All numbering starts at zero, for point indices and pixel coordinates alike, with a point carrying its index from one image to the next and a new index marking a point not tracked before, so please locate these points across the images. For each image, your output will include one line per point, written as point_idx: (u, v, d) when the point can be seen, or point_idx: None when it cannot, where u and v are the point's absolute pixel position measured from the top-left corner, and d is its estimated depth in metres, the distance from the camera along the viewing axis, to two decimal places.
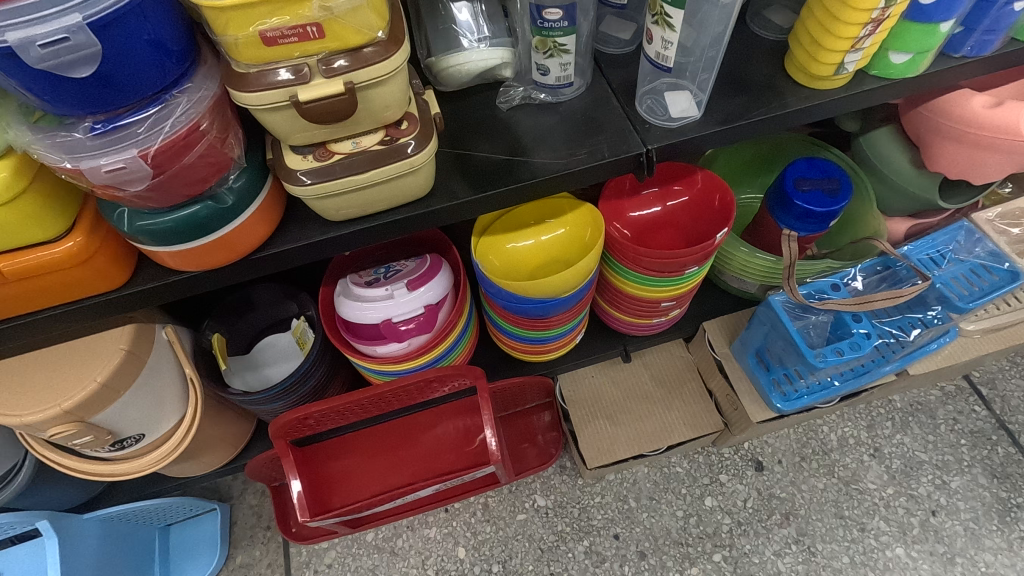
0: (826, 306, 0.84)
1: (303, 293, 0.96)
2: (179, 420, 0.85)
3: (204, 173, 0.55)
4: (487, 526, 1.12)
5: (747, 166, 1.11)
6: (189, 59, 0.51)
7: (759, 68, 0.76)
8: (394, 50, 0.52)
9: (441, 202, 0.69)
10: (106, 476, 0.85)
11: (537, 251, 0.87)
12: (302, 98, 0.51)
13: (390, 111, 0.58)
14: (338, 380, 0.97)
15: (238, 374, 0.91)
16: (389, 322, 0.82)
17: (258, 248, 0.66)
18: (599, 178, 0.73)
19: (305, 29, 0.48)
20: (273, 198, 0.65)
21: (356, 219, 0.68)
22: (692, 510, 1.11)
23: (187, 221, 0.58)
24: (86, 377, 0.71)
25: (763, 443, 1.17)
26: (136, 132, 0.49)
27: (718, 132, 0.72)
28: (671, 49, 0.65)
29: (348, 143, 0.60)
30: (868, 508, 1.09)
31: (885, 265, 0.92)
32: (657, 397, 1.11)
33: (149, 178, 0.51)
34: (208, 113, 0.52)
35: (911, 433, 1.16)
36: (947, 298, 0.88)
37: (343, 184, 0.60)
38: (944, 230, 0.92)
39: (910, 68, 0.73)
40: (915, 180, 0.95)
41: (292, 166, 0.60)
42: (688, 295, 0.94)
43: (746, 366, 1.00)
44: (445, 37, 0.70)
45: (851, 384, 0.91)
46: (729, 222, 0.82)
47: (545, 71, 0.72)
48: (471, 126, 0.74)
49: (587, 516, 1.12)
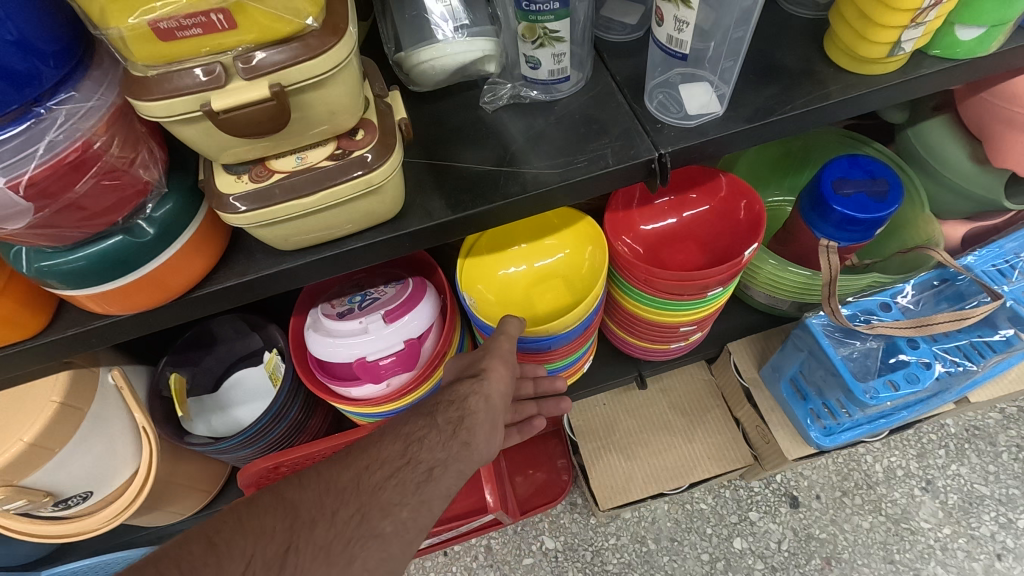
0: (877, 331, 0.71)
1: (274, 324, 0.86)
2: (135, 471, 0.75)
3: (107, 203, 0.45)
4: (490, 572, 1.01)
5: (774, 165, 0.98)
6: (71, 63, 0.40)
7: (793, 52, 0.64)
8: (332, 42, 0.41)
9: (413, 224, 0.57)
10: (56, 537, 0.75)
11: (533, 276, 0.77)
12: (216, 107, 0.40)
13: (339, 118, 0.47)
14: (315, 419, 0.87)
15: (202, 419, 0.81)
16: (365, 360, 0.71)
17: (197, 285, 0.56)
18: (604, 190, 0.61)
19: (209, 18, 0.37)
20: (211, 227, 0.54)
21: (312, 246, 0.57)
22: (719, 553, 0.99)
23: (99, 259, 0.48)
24: (11, 436, 0.62)
25: (799, 475, 1.04)
26: (6, 156, 0.39)
27: (746, 131, 0.60)
28: (687, 31, 0.53)
29: (291, 159, 0.49)
30: (922, 552, 0.96)
31: (943, 279, 0.78)
32: (677, 426, 0.99)
33: (32, 212, 0.41)
34: (105, 129, 0.42)
35: (968, 462, 1.03)
36: (1021, 317, 0.73)
37: (288, 209, 0.49)
38: (1012, 236, 0.78)
39: (981, 46, 0.60)
40: (976, 178, 0.81)
41: (223, 191, 0.49)
42: (711, 318, 0.81)
43: (779, 395, 0.87)
44: (415, 27, 0.59)
45: (903, 416, 0.80)
46: (760, 234, 0.69)
47: (535, 64, 0.60)
48: (451, 131, 0.63)
49: (601, 560, 1.00)
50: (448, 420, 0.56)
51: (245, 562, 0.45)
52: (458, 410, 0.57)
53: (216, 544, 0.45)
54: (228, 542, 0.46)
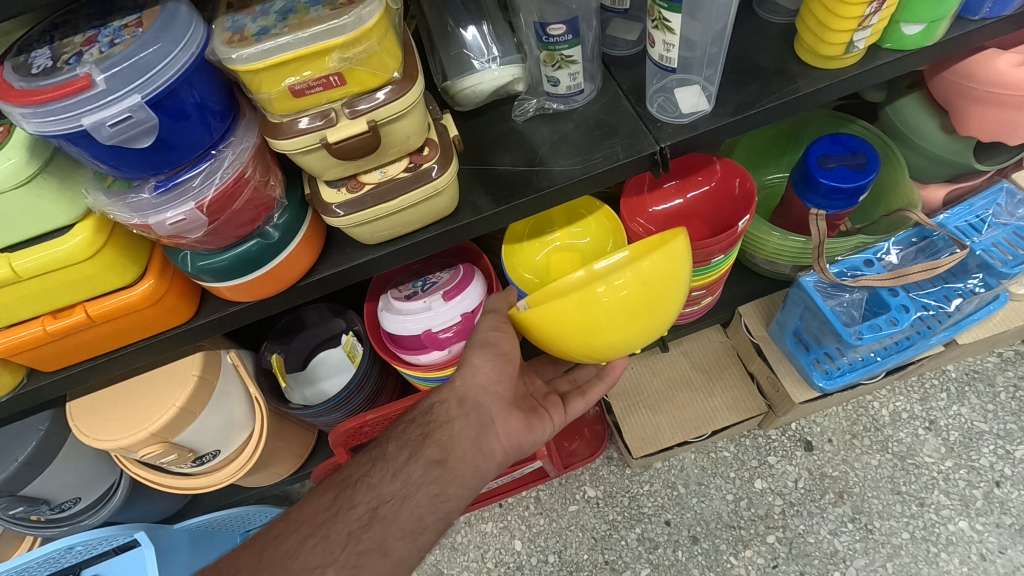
0: (861, 283, 0.84)
1: (350, 311, 1.03)
2: (250, 434, 0.93)
3: (252, 214, 0.62)
4: (541, 518, 1.15)
5: (771, 148, 1.11)
6: (231, 115, 0.57)
7: (769, 54, 0.77)
8: (409, 86, 0.56)
9: (467, 218, 0.72)
10: (191, 490, 0.94)
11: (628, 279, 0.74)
12: (331, 139, 0.56)
13: (411, 140, 0.63)
14: (387, 390, 1.03)
15: (298, 390, 0.99)
16: (430, 331, 0.87)
17: (305, 275, 0.71)
18: (617, 179, 0.75)
19: (328, 79, 0.52)
20: (315, 229, 0.70)
21: (390, 239, 0.72)
22: (742, 493, 1.11)
23: (241, 257, 0.64)
24: (167, 403, 0.80)
25: (811, 423, 1.16)
26: (192, 186, 0.56)
27: (731, 123, 0.73)
28: (673, 50, 0.67)
29: (377, 173, 0.65)
30: (926, 483, 1.08)
31: (921, 236, 0.91)
32: (698, 383, 1.12)
33: (206, 225, 0.58)
34: (251, 161, 0.59)
35: (968, 403, 1.13)
36: (990, 264, 0.88)
37: (375, 212, 0.65)
38: (982, 195, 0.91)
39: (925, 37, 0.72)
40: (947, 147, 0.93)
41: (328, 200, 0.65)
42: (718, 283, 0.95)
43: (785, 346, 1.00)
44: (458, 61, 0.74)
45: (893, 358, 0.93)
46: (752, 207, 0.83)
47: (556, 82, 0.74)
48: (491, 140, 0.78)
49: (637, 504, 1.13)
50: (414, 439, 0.69)
51: (282, 546, 0.61)
52: (435, 423, 0.70)
53: (262, 551, 0.61)
54: (278, 538, 0.62)
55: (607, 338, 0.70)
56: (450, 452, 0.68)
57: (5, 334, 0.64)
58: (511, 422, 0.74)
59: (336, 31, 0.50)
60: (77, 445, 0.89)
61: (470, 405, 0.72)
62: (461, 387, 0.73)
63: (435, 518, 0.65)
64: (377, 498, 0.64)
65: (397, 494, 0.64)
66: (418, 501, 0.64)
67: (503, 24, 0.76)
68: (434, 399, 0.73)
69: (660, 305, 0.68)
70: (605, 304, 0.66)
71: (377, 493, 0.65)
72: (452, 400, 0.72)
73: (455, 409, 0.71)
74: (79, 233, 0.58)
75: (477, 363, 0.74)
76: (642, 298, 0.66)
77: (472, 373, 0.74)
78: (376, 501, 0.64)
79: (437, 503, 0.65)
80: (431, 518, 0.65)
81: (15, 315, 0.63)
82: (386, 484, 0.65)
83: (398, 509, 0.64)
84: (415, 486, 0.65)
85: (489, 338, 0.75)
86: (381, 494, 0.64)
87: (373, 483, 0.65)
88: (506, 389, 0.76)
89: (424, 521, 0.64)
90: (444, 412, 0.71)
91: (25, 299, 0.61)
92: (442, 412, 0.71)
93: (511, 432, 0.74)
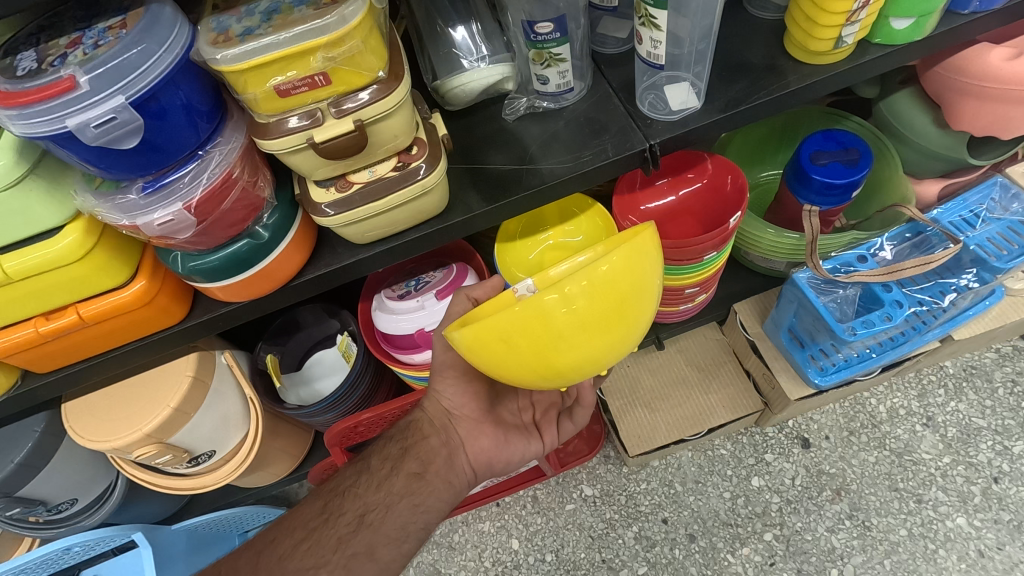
0: (854, 279, 0.84)
1: (345, 311, 1.04)
2: (245, 435, 0.93)
3: (241, 215, 0.62)
4: (538, 517, 1.15)
5: (765, 145, 1.10)
6: (218, 116, 0.57)
7: (759, 50, 0.77)
8: (395, 85, 0.56)
9: (456, 217, 0.73)
10: (188, 491, 0.94)
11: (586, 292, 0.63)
12: (317, 139, 0.56)
13: (399, 140, 0.63)
14: (382, 390, 1.04)
15: (293, 390, 0.99)
16: (423, 331, 0.87)
17: (296, 275, 0.71)
18: (608, 177, 0.75)
19: (314, 79, 0.53)
20: (306, 229, 0.70)
21: (380, 240, 0.72)
22: (739, 491, 1.11)
23: (230, 258, 0.64)
24: (161, 404, 0.80)
25: (809, 420, 1.15)
26: (180, 187, 0.56)
27: (721, 119, 0.73)
28: (661, 47, 0.67)
29: (365, 172, 0.65)
30: (924, 479, 1.07)
31: (915, 232, 0.91)
32: (694, 381, 1.12)
33: (194, 226, 0.58)
34: (238, 162, 0.59)
35: (966, 399, 1.13)
36: (984, 259, 0.87)
37: (364, 211, 0.65)
38: (975, 190, 0.91)
39: (915, 32, 0.72)
40: (941, 141, 0.93)
41: (317, 200, 0.65)
42: (711, 280, 0.95)
43: (780, 343, 1.00)
44: (447, 60, 0.74)
45: (889, 355, 0.92)
46: (744, 204, 0.83)
47: (545, 81, 0.74)
48: (481, 139, 0.78)
49: (634, 503, 1.13)
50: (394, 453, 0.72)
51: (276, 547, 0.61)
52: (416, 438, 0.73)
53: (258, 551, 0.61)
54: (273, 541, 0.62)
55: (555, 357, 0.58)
56: (428, 466, 0.71)
57: None
58: (481, 440, 0.76)
59: (320, 30, 0.50)
60: (75, 446, 0.89)
61: (442, 425, 0.74)
62: (430, 409, 0.75)
63: (417, 526, 0.66)
64: (365, 506, 0.65)
65: (382, 503, 0.66)
66: (401, 510, 0.66)
67: (492, 23, 0.76)
68: (410, 417, 0.75)
69: (623, 317, 0.58)
70: (557, 313, 0.55)
71: (363, 502, 0.66)
72: (425, 419, 0.74)
73: (428, 426, 0.74)
74: (68, 235, 0.58)
75: (440, 389, 0.75)
76: (606, 303, 0.55)
77: (438, 398, 0.75)
78: (363, 509, 0.65)
79: (418, 513, 0.67)
80: (413, 527, 0.66)
81: (8, 316, 0.63)
82: (371, 494, 0.67)
83: (383, 517, 0.65)
84: (398, 496, 0.67)
85: (446, 363, 0.74)
86: (367, 502, 0.66)
87: (360, 492, 0.67)
88: (474, 408, 0.76)
89: (406, 530, 0.65)
90: (418, 431, 0.74)
91: (15, 301, 0.62)
92: (418, 429, 0.74)
93: (481, 450, 0.76)
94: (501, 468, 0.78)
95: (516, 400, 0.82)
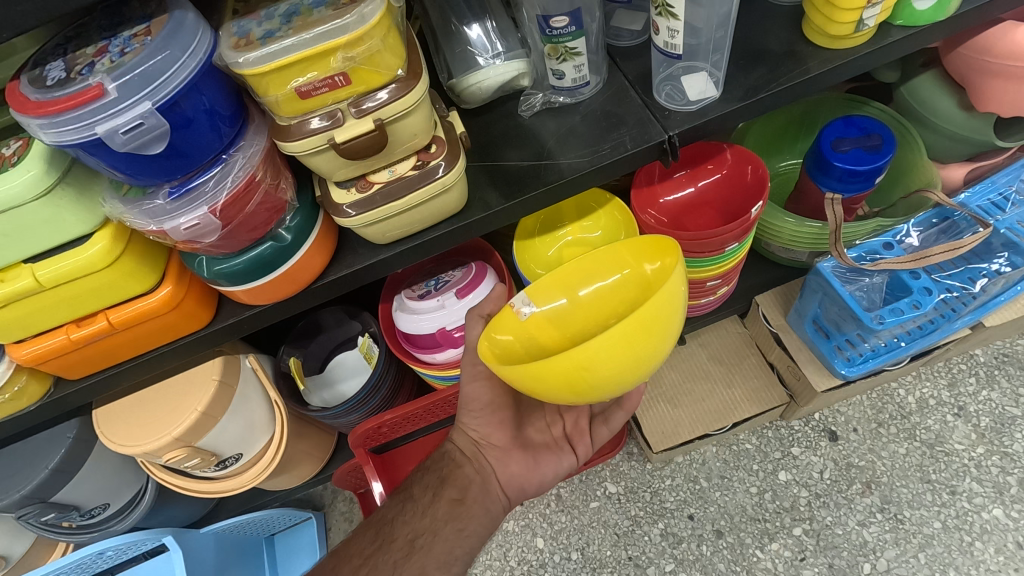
0: (880, 266, 0.82)
1: (365, 312, 1.04)
2: (270, 438, 0.94)
3: (264, 217, 0.63)
4: (562, 516, 1.14)
5: (783, 134, 1.09)
6: (240, 119, 0.58)
7: (778, 38, 0.76)
8: (414, 83, 0.57)
9: (476, 214, 0.72)
10: (216, 494, 0.95)
11: (616, 308, 0.71)
12: (339, 139, 0.56)
13: (418, 138, 0.63)
14: (404, 391, 1.04)
15: (316, 392, 0.99)
16: (445, 330, 0.88)
17: (318, 277, 0.71)
18: (627, 170, 0.74)
19: (334, 79, 0.53)
20: (329, 230, 0.70)
21: (400, 239, 0.72)
22: (766, 485, 1.09)
23: (255, 260, 0.65)
24: (190, 407, 0.82)
25: (836, 412, 1.13)
26: (205, 190, 0.57)
27: (740, 108, 0.72)
28: (679, 36, 0.66)
29: (385, 172, 0.65)
30: (957, 470, 1.05)
31: (942, 217, 0.90)
32: (717, 374, 1.11)
33: (219, 230, 0.59)
34: (261, 164, 0.59)
35: (998, 387, 1.10)
36: (1014, 243, 0.88)
37: (385, 211, 0.65)
38: (1004, 171, 0.91)
39: (938, 12, 0.70)
40: (966, 124, 0.91)
41: (338, 201, 0.65)
42: (733, 272, 0.93)
43: (805, 335, 0.98)
44: (463, 58, 0.74)
45: (918, 343, 0.90)
46: (765, 194, 0.83)
47: (561, 75, 0.74)
48: (498, 136, 0.78)
49: (659, 499, 1.12)
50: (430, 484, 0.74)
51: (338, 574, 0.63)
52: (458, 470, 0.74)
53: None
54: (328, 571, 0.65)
55: (607, 381, 0.60)
56: (466, 492, 0.73)
57: (32, 344, 0.66)
58: (511, 465, 0.77)
59: (340, 30, 0.51)
60: (105, 451, 0.91)
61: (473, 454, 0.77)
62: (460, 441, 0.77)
63: (463, 550, 0.69)
64: (414, 530, 0.68)
65: (428, 529, 0.68)
66: (446, 535, 0.68)
67: (507, 19, 0.76)
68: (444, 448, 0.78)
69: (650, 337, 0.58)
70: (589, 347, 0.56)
71: (412, 527, 0.68)
72: (456, 450, 0.77)
73: (462, 455, 0.76)
74: (97, 242, 0.59)
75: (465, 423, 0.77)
76: (645, 360, 0.60)
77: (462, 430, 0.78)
78: (413, 534, 0.67)
79: (462, 537, 0.70)
80: (460, 551, 0.68)
81: (39, 324, 0.65)
82: (417, 520, 0.69)
83: (432, 541, 0.67)
84: (442, 521, 0.69)
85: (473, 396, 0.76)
86: (416, 528, 0.68)
87: (407, 519, 0.69)
88: (501, 436, 0.78)
89: (453, 554, 0.68)
90: (455, 461, 0.76)
91: (48, 308, 0.63)
92: (452, 458, 0.76)
93: (512, 476, 0.77)
94: (535, 489, 0.80)
95: (542, 417, 0.82)
